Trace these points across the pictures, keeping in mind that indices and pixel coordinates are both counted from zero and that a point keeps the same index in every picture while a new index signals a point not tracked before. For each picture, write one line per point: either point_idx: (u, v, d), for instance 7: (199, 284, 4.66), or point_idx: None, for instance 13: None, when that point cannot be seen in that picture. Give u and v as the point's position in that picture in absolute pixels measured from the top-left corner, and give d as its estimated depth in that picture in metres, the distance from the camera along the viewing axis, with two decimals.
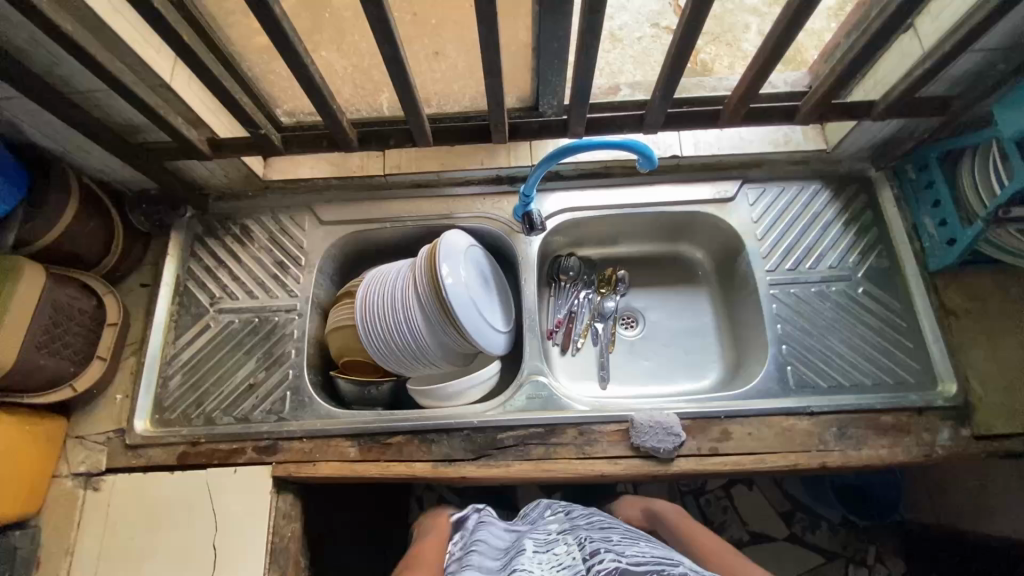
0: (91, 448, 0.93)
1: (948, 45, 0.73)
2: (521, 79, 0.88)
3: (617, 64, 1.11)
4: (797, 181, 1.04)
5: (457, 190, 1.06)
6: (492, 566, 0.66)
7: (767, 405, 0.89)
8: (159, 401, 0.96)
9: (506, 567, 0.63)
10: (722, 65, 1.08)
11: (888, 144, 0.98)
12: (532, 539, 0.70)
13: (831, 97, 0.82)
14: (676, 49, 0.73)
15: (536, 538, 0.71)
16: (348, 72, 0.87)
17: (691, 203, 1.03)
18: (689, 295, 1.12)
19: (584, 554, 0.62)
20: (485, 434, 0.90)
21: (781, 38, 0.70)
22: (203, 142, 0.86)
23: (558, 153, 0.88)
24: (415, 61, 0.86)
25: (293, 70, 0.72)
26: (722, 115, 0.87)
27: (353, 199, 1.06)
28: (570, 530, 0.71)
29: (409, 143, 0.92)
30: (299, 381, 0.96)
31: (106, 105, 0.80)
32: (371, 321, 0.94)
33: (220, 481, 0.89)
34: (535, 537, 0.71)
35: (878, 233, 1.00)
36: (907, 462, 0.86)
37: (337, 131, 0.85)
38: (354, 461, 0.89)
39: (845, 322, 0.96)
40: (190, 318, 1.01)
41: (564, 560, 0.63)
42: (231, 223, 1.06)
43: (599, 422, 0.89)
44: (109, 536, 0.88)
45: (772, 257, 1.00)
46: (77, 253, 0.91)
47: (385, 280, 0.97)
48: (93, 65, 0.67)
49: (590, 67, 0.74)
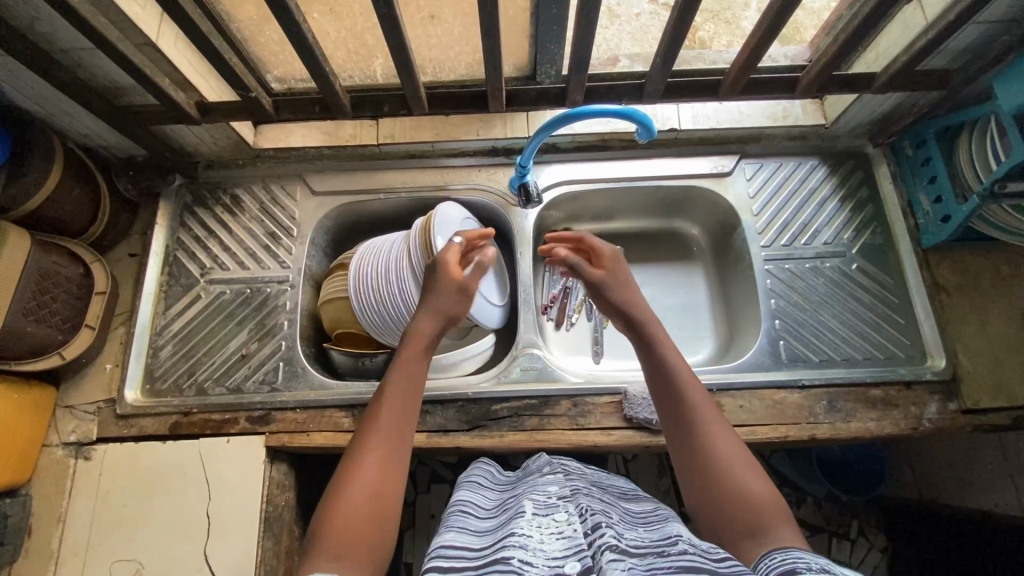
0: (81, 418, 0.92)
1: (953, 15, 0.72)
2: (518, 48, 0.87)
3: (614, 42, 1.08)
4: (795, 157, 1.04)
5: (452, 161, 1.05)
6: (481, 528, 0.62)
7: (759, 378, 0.90)
8: (150, 371, 0.95)
9: (498, 533, 0.58)
10: (721, 43, 1.06)
11: (886, 119, 0.97)
12: (531, 499, 0.64)
13: (832, 70, 0.81)
14: (677, 14, 0.71)
15: (536, 497, 0.64)
16: (341, 36, 0.85)
17: (688, 177, 1.03)
18: (684, 271, 1.12)
19: (586, 528, 0.55)
20: (479, 405, 0.90)
21: (785, 6, 0.69)
22: (190, 105, 0.83)
23: (556, 122, 0.85)
24: (411, 25, 0.84)
25: (284, 29, 0.69)
26: (723, 86, 0.85)
27: (346, 169, 1.04)
28: (572, 493, 0.65)
29: (404, 110, 0.90)
30: (292, 352, 0.95)
31: (89, 65, 0.77)
32: (365, 298, 0.93)
33: (213, 450, 0.88)
34: (534, 497, 0.64)
35: (873, 210, 1.00)
36: (895, 435, 0.87)
37: (329, 96, 0.82)
38: (348, 431, 0.89)
39: (838, 297, 0.96)
40: (180, 288, 1.00)
41: (565, 529, 0.56)
42: (221, 192, 1.04)
43: (593, 394, 0.90)
44: (102, 505, 0.87)
45: (767, 233, 1.00)
46: (63, 220, 0.89)
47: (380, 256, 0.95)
48: (74, 19, 0.65)
49: (590, 34, 0.72)
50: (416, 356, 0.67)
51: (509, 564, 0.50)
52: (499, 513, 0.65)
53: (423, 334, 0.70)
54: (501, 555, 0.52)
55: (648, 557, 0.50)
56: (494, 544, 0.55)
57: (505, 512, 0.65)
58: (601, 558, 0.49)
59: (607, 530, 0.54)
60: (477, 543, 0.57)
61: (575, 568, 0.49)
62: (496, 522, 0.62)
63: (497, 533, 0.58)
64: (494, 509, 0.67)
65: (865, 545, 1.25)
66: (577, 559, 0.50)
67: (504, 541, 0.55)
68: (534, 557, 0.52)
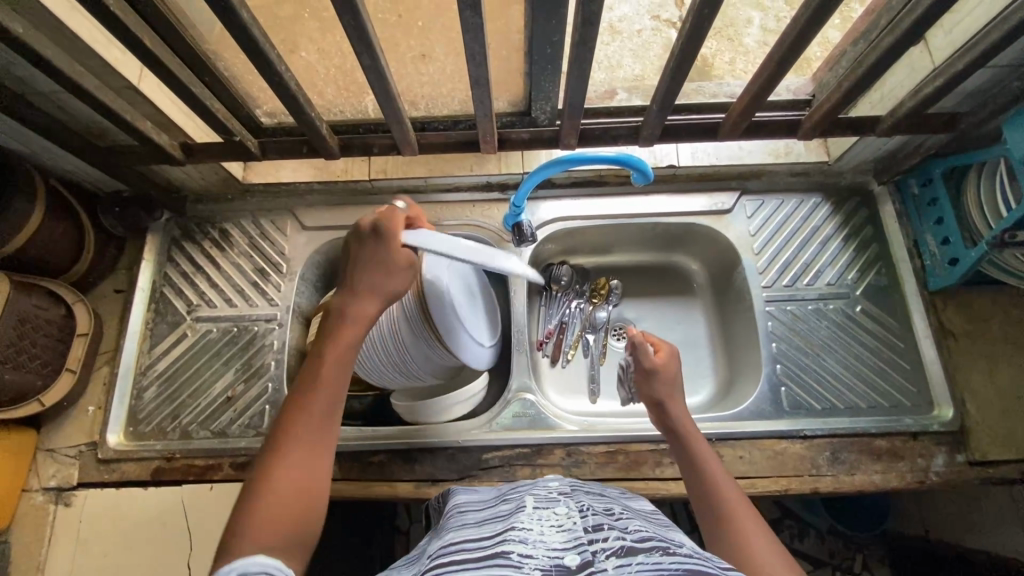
0: (62, 461, 0.90)
1: (963, 62, 0.69)
2: (514, 83, 0.82)
3: (615, 58, 1.06)
4: (797, 193, 1.01)
5: (446, 197, 1.02)
6: (482, 519, 0.58)
7: (760, 428, 0.87)
8: (134, 413, 0.93)
9: (499, 524, 0.54)
10: (723, 61, 1.04)
11: (891, 158, 0.94)
12: (532, 495, 0.60)
13: (836, 113, 0.79)
14: (676, 61, 0.68)
15: (536, 493, 0.60)
16: (331, 74, 0.82)
17: (686, 214, 1.00)
18: (684, 307, 1.09)
19: (587, 524, 0.51)
20: (470, 454, 0.88)
21: (787, 53, 0.66)
22: (175, 147, 0.82)
23: (552, 166, 0.82)
24: (400, 64, 0.81)
25: (266, 78, 0.67)
26: (723, 128, 0.83)
27: (338, 204, 1.02)
28: (572, 491, 0.61)
29: (394, 151, 0.88)
30: (278, 395, 0.93)
31: (70, 107, 0.75)
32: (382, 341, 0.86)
33: (195, 498, 0.86)
34: (535, 492, 0.61)
35: (878, 249, 0.97)
36: (900, 488, 0.84)
37: (316, 138, 0.80)
38: (334, 481, 0.87)
39: (842, 341, 0.93)
40: (166, 326, 0.97)
41: (565, 522, 0.52)
42: (209, 226, 1.02)
43: (588, 443, 0.88)
44: (80, 554, 0.85)
45: (769, 273, 0.97)
46: (44, 260, 0.87)
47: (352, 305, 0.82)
48: (47, 67, 0.62)
49: (583, 80, 0.70)
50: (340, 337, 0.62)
51: (509, 557, 0.46)
52: (498, 505, 0.62)
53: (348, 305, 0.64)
54: (501, 548, 0.48)
55: (655, 556, 0.46)
56: (493, 535, 0.51)
57: (505, 502, 0.62)
58: (603, 557, 0.46)
59: (611, 530, 0.50)
60: (475, 533, 0.53)
61: (575, 560, 0.45)
62: (494, 513, 0.58)
63: (495, 525, 0.54)
64: (491, 502, 0.65)
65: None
66: (577, 552, 0.46)
67: (504, 533, 0.51)
68: (535, 548, 0.48)
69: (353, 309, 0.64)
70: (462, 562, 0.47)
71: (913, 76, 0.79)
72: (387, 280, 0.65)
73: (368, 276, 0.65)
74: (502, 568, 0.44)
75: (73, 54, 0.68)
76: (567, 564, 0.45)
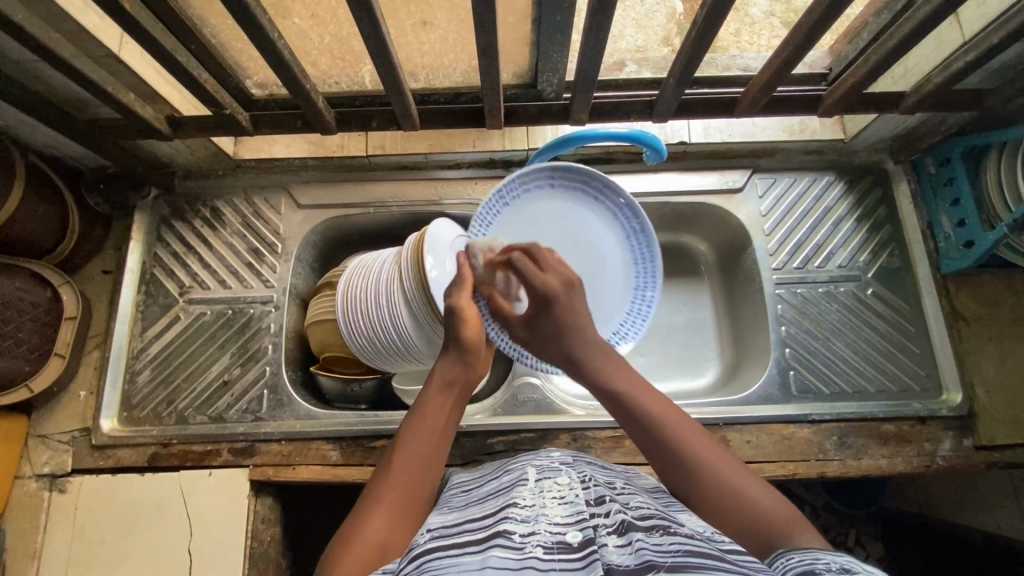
0: (55, 448, 0.88)
1: (999, 36, 0.65)
2: (518, 54, 0.77)
3: (618, 27, 1.01)
4: (810, 172, 0.98)
5: (447, 173, 0.98)
6: (484, 493, 0.57)
7: (768, 412, 0.87)
8: (127, 398, 0.90)
9: (498, 499, 0.52)
10: (728, 32, 0.98)
11: (911, 136, 0.91)
12: (534, 465, 0.58)
13: (859, 90, 0.75)
14: (698, 32, 0.63)
15: (537, 463, 0.59)
16: (325, 42, 0.76)
17: (696, 193, 0.97)
18: (691, 288, 1.07)
19: (588, 497, 0.50)
20: (474, 439, 0.86)
21: (816, 26, 0.62)
22: (161, 121, 0.78)
23: (559, 143, 0.78)
24: (400, 32, 0.75)
25: (258, 46, 0.62)
26: (741, 104, 0.79)
27: (334, 180, 0.98)
28: (574, 461, 0.60)
29: (393, 125, 0.85)
30: (276, 379, 0.90)
31: (48, 77, 0.71)
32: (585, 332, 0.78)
33: (195, 484, 0.84)
34: (536, 463, 0.59)
35: (891, 231, 0.95)
36: (906, 472, 0.84)
37: (312, 112, 0.76)
38: (336, 466, 0.86)
39: (852, 324, 0.92)
40: (158, 309, 0.94)
41: (567, 494, 0.50)
42: (199, 203, 0.98)
43: (594, 428, 0.86)
44: (78, 540, 0.83)
45: (779, 255, 0.95)
46: (28, 240, 0.83)
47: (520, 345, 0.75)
48: (18, 33, 0.57)
49: (598, 51, 0.65)
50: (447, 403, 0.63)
51: (510, 538, 0.44)
52: (500, 476, 0.60)
53: (452, 372, 0.64)
54: (500, 527, 0.46)
55: (656, 534, 0.44)
56: (493, 512, 0.49)
57: (506, 473, 0.60)
58: (604, 533, 0.44)
59: (613, 504, 0.48)
60: (478, 509, 0.51)
61: (577, 537, 0.43)
62: (497, 485, 0.57)
63: (496, 500, 0.52)
64: (492, 474, 0.63)
65: (861, 555, 1.15)
66: (578, 529, 0.44)
67: (504, 509, 0.49)
68: (536, 524, 0.46)
69: (456, 378, 0.65)
70: (461, 544, 0.45)
71: (940, 51, 0.76)
72: (466, 329, 0.66)
73: (449, 332, 0.66)
74: (500, 551, 0.42)
75: (46, 19, 0.62)
76: (568, 542, 0.43)
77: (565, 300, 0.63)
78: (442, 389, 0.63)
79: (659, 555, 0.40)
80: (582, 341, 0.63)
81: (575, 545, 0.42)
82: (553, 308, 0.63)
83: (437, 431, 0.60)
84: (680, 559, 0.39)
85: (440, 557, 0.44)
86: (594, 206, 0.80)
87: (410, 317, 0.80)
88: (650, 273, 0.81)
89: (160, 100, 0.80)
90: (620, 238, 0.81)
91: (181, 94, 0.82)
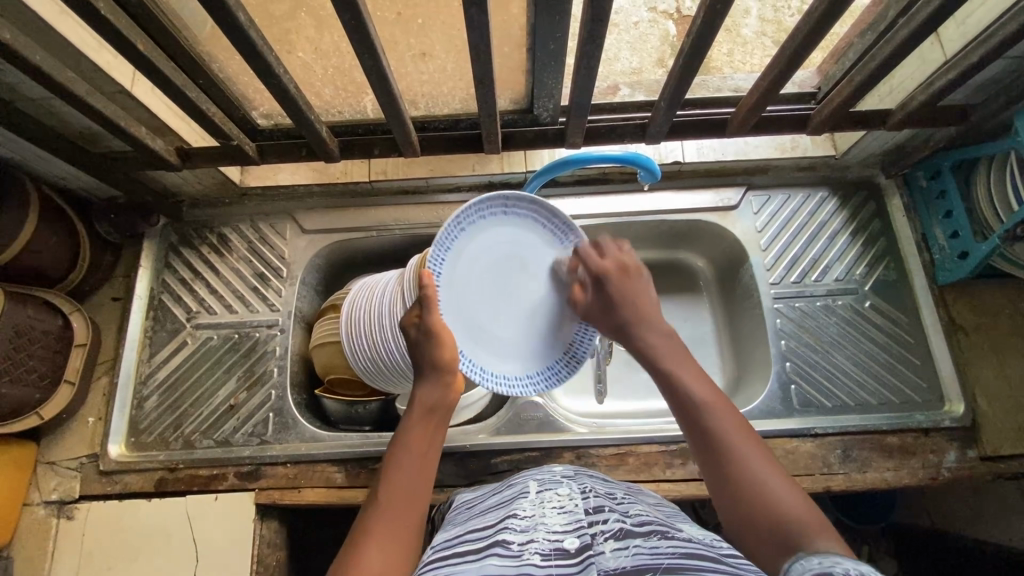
0: (63, 474, 0.89)
1: (978, 54, 0.67)
2: (515, 81, 0.80)
3: (612, 50, 1.04)
4: (804, 189, 0.99)
5: (447, 197, 1.00)
6: (487, 507, 0.57)
7: (770, 426, 0.87)
8: (135, 424, 0.91)
9: (499, 512, 0.53)
10: (720, 52, 1.02)
11: (900, 151, 0.93)
12: (536, 479, 0.59)
13: (846, 108, 0.77)
14: (686, 56, 0.66)
15: (539, 477, 0.59)
16: (328, 74, 0.79)
17: (692, 211, 0.98)
18: (690, 304, 1.08)
19: (587, 506, 0.50)
20: (478, 459, 0.87)
21: (800, 48, 0.64)
22: (171, 152, 0.80)
23: (556, 166, 0.81)
24: (401, 64, 0.78)
25: (264, 81, 0.65)
26: (731, 124, 0.82)
27: (337, 207, 1.00)
28: (576, 474, 0.61)
29: (395, 152, 0.87)
30: (281, 402, 0.91)
31: (64, 114, 0.74)
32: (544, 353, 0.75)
33: (201, 509, 0.85)
34: (538, 477, 0.60)
35: (886, 244, 0.96)
36: (912, 485, 0.84)
37: (316, 141, 0.79)
38: (341, 488, 0.86)
39: (851, 337, 0.92)
40: (165, 334, 0.96)
41: (567, 504, 0.51)
42: (207, 230, 1.00)
43: (597, 446, 0.87)
44: (84, 568, 0.84)
45: (776, 270, 0.96)
46: (40, 269, 0.86)
47: (481, 365, 0.72)
48: (37, 73, 0.61)
49: (591, 77, 0.68)
50: (429, 431, 0.63)
51: (508, 547, 0.45)
52: (503, 490, 0.60)
53: (432, 398, 0.64)
54: (500, 537, 0.47)
55: (653, 539, 0.44)
56: (494, 524, 0.50)
57: (508, 488, 0.61)
58: (601, 540, 0.44)
59: (612, 512, 0.49)
60: (479, 522, 0.52)
61: (574, 544, 0.44)
62: (500, 499, 0.57)
63: (498, 513, 0.53)
64: (496, 490, 0.64)
65: None
66: (576, 536, 0.45)
67: (504, 521, 0.50)
68: (535, 532, 0.47)
69: (437, 403, 0.64)
70: (462, 555, 0.46)
71: (923, 69, 0.78)
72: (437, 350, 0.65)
73: (421, 355, 0.65)
74: (498, 559, 0.43)
75: (64, 58, 0.65)
76: (566, 548, 0.43)
77: (622, 280, 0.69)
78: (424, 417, 0.63)
79: (654, 559, 0.40)
80: (636, 317, 0.67)
81: (572, 550, 0.43)
82: (609, 283, 0.69)
83: (420, 460, 0.60)
84: (673, 562, 0.40)
85: (441, 566, 0.45)
86: (540, 229, 0.76)
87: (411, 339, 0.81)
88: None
89: (169, 132, 0.83)
90: (560, 253, 0.76)
91: (189, 126, 0.85)
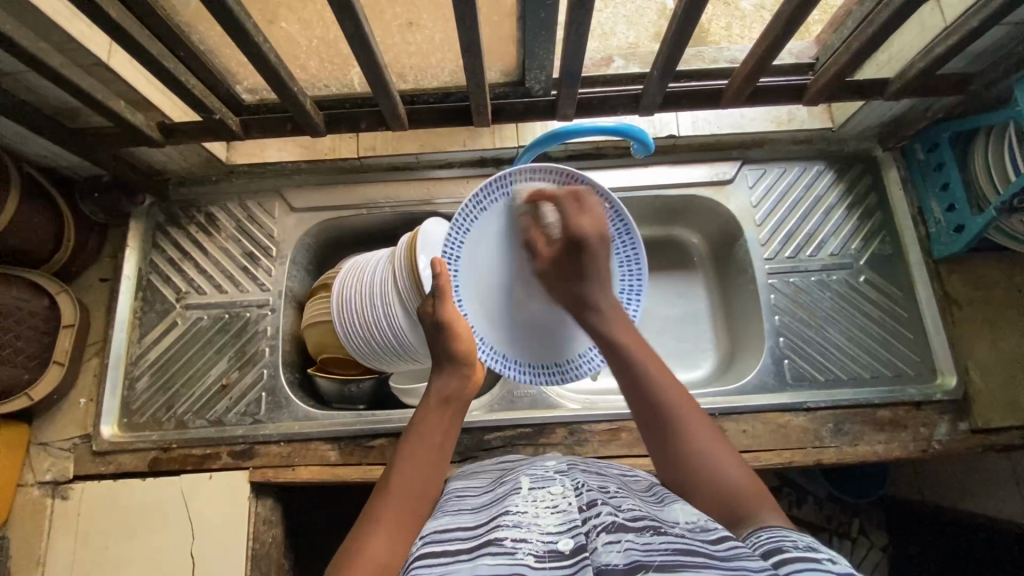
0: (57, 455, 0.89)
1: (976, 21, 0.66)
2: (505, 53, 0.78)
3: (607, 25, 1.01)
4: (801, 162, 0.98)
5: (438, 173, 0.99)
6: (478, 505, 0.56)
7: (764, 401, 0.87)
8: (127, 404, 0.91)
9: (491, 510, 0.52)
10: (718, 26, 0.99)
11: (898, 122, 0.91)
12: (529, 475, 0.58)
13: (844, 76, 0.75)
14: (677, 26, 0.64)
15: (532, 473, 0.59)
16: (313, 46, 0.77)
17: (688, 185, 0.97)
18: (686, 281, 1.08)
19: (581, 503, 0.49)
20: (471, 435, 0.87)
21: (794, 15, 0.62)
22: (152, 127, 0.78)
23: (546, 138, 0.79)
24: (387, 33, 0.76)
25: (247, 53, 0.63)
26: (726, 94, 0.80)
27: (326, 184, 0.98)
28: (569, 469, 0.60)
29: (382, 127, 0.85)
30: (274, 381, 0.91)
31: (39, 89, 0.71)
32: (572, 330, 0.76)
33: (196, 488, 0.85)
34: (531, 472, 0.59)
35: (882, 218, 0.95)
36: (904, 457, 0.85)
37: (301, 115, 0.76)
38: (335, 465, 0.87)
39: (845, 312, 0.92)
40: (155, 314, 0.95)
41: (560, 502, 0.50)
42: (195, 209, 0.99)
43: (590, 421, 0.87)
44: (81, 546, 0.84)
45: (771, 245, 0.95)
46: (25, 249, 0.84)
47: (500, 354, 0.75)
48: (8, 44, 0.59)
49: (581, 47, 0.66)
50: (445, 422, 0.63)
51: (501, 545, 0.45)
52: (497, 488, 0.59)
53: (449, 389, 0.64)
54: (493, 536, 0.46)
55: (647, 534, 0.44)
56: (485, 523, 0.49)
57: (499, 486, 0.60)
58: (595, 535, 0.44)
59: (605, 506, 0.48)
60: (471, 520, 0.51)
61: (568, 545, 0.44)
62: (492, 497, 0.57)
63: (490, 510, 0.52)
64: (489, 484, 0.62)
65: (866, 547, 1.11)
66: (570, 536, 0.45)
67: (498, 518, 0.49)
68: (527, 531, 0.46)
69: (454, 394, 0.65)
70: (453, 555, 0.46)
71: (922, 37, 0.76)
72: (458, 343, 0.66)
73: (439, 345, 0.66)
74: (491, 558, 0.44)
75: (37, 29, 0.63)
76: (560, 551, 0.44)
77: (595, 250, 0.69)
78: (439, 406, 0.64)
79: (648, 555, 0.41)
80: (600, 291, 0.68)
81: (566, 552, 0.43)
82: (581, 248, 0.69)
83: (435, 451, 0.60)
84: (667, 560, 0.40)
85: (431, 563, 0.45)
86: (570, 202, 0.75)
87: (403, 316, 0.80)
88: (636, 271, 0.76)
89: (150, 107, 0.80)
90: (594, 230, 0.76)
91: (170, 101, 0.83)
